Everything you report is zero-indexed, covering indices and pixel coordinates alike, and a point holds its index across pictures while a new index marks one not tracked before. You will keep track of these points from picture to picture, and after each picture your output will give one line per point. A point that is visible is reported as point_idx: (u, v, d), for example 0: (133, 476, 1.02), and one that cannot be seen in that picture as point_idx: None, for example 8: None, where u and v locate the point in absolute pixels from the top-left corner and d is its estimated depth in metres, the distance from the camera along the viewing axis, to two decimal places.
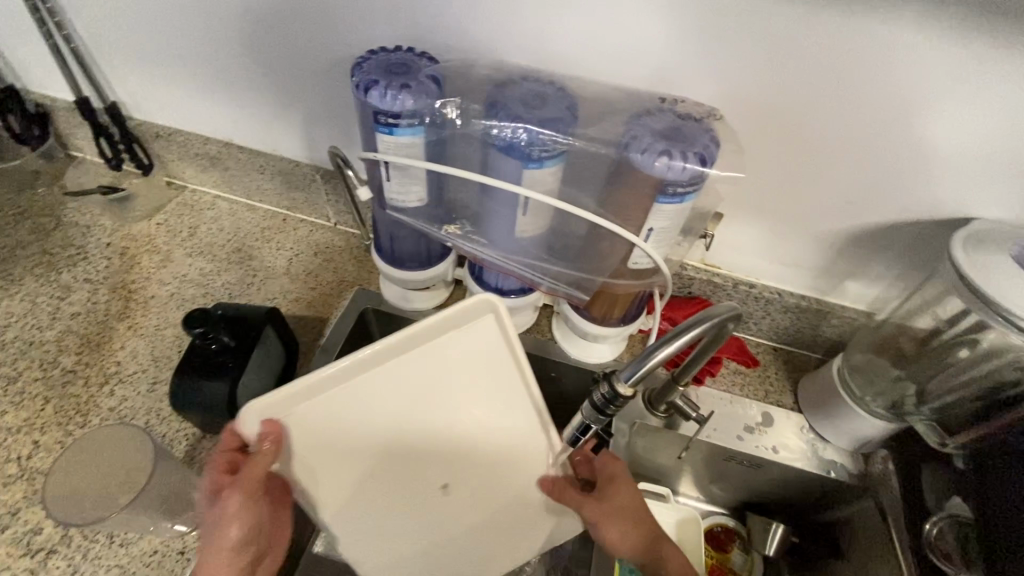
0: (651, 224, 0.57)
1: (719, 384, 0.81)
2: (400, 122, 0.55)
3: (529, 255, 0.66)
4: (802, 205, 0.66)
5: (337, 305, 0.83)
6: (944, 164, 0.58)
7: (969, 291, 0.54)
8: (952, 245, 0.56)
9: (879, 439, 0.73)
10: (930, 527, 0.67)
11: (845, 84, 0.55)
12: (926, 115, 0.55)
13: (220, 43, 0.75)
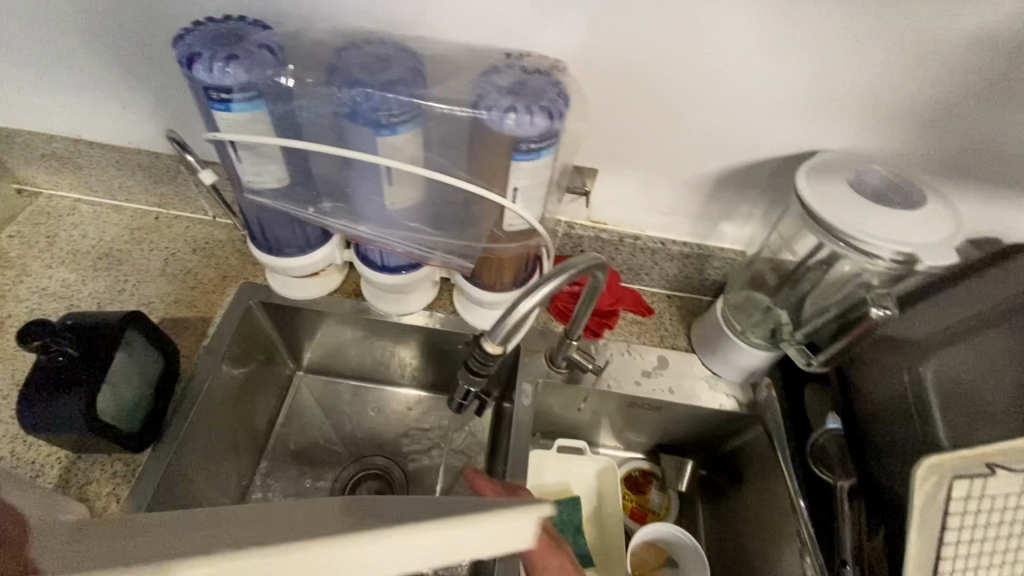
0: (514, 183, 0.56)
1: (617, 334, 0.85)
2: (234, 96, 0.52)
3: (405, 228, 0.64)
4: (668, 152, 0.68)
5: (222, 301, 0.79)
6: (785, 101, 0.61)
7: (813, 220, 0.57)
8: (796, 178, 0.58)
9: (763, 369, 0.78)
10: (816, 440, 0.72)
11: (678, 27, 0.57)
12: (758, 53, 0.58)
13: (47, 28, 0.68)
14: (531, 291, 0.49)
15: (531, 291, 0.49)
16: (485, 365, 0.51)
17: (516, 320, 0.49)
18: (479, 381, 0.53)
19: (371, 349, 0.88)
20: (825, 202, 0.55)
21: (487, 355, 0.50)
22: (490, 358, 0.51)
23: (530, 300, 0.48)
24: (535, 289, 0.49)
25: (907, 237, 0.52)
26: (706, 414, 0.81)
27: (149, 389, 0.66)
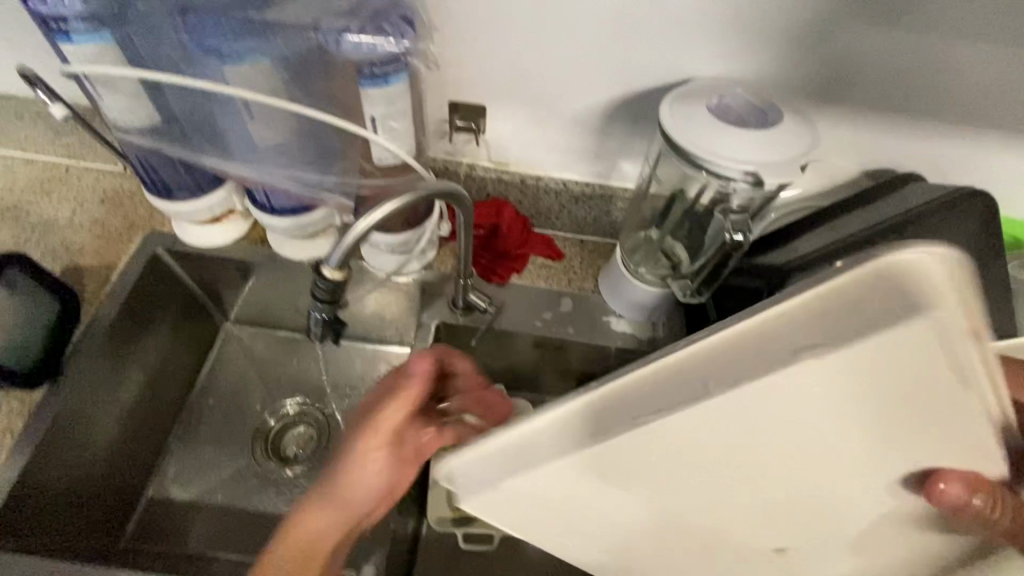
0: (370, 112, 0.56)
1: (527, 279, 0.85)
2: (72, 26, 0.51)
3: (280, 168, 0.62)
4: (551, 85, 0.68)
5: (127, 251, 0.81)
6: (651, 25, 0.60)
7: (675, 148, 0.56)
8: (661, 106, 0.57)
9: (660, 307, 0.78)
10: None
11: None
12: None
13: None
14: (373, 210, 0.49)
15: (364, 214, 0.49)
16: (332, 295, 0.52)
17: (352, 244, 0.49)
18: (334, 313, 0.54)
19: (287, 298, 0.89)
20: (680, 126, 0.55)
21: (330, 282, 0.51)
22: (336, 287, 0.52)
23: (368, 220, 0.49)
24: (369, 211, 0.49)
25: (754, 156, 0.52)
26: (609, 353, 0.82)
27: (42, 324, 0.71)
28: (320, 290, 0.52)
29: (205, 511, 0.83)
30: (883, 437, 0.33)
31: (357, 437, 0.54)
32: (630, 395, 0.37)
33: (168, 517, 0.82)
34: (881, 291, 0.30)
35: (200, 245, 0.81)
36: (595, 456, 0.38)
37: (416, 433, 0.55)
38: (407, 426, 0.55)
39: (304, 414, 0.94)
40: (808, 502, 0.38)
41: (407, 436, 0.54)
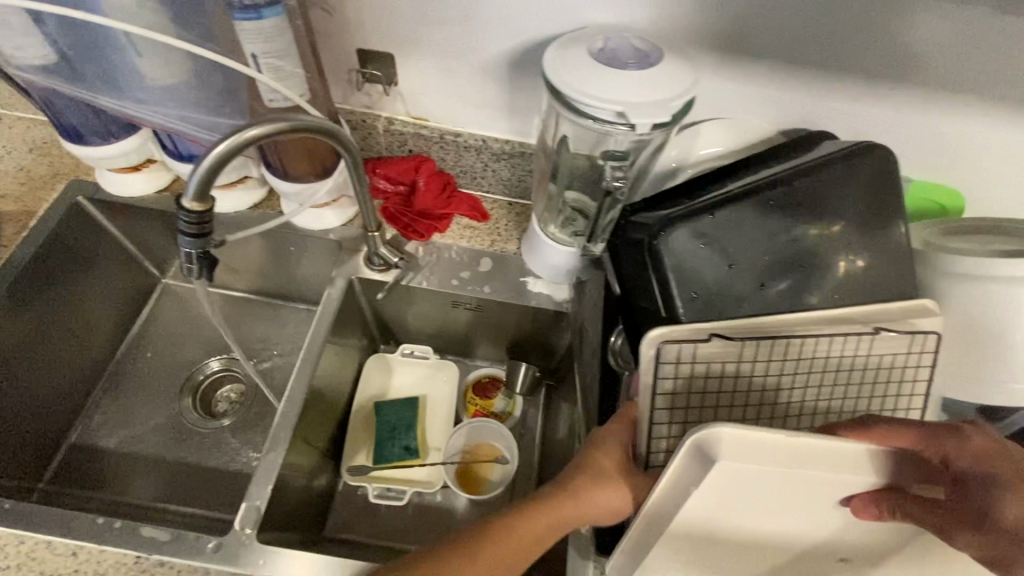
0: (249, 49, 0.56)
1: (448, 238, 0.84)
2: None
3: (171, 108, 0.62)
4: (455, 32, 0.67)
5: (47, 199, 0.82)
6: None
7: (557, 93, 0.55)
8: (546, 49, 0.56)
9: (576, 267, 0.78)
10: (613, 340, 0.70)
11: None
12: None
13: None
14: (235, 135, 0.50)
15: (223, 138, 0.50)
16: (196, 226, 0.52)
17: (209, 169, 0.50)
18: (205, 248, 0.54)
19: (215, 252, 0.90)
20: (558, 69, 0.53)
21: (190, 212, 0.51)
22: (199, 218, 0.52)
23: (228, 143, 0.50)
24: (229, 136, 0.50)
25: (623, 96, 0.51)
26: (526, 313, 0.82)
27: None
28: (185, 221, 0.52)
29: (118, 459, 0.83)
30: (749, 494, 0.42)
31: (511, 516, 0.55)
32: (653, 517, 0.47)
33: (83, 462, 0.82)
34: (692, 475, 0.41)
35: (120, 195, 0.82)
36: (688, 543, 0.49)
37: (592, 478, 0.55)
38: (604, 498, 0.54)
39: (227, 371, 0.93)
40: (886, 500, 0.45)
41: (609, 483, 0.54)
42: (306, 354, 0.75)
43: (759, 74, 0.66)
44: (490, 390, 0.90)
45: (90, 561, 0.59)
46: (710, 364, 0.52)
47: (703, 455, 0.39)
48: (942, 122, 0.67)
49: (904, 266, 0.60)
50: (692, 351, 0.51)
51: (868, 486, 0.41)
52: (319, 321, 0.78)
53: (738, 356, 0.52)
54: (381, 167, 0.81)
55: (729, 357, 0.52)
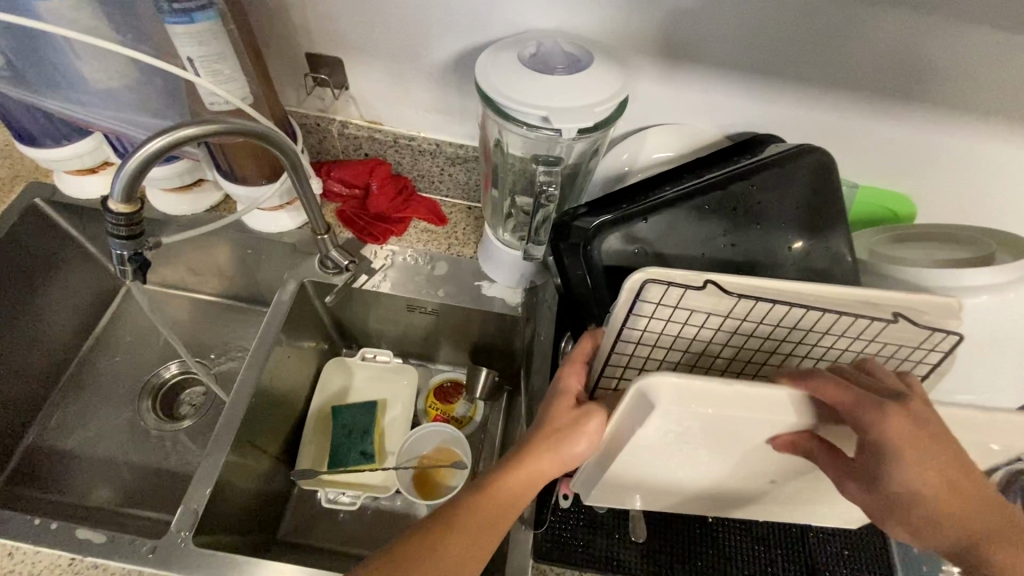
0: (185, 53, 0.56)
1: (405, 242, 0.84)
2: None
3: (115, 110, 0.63)
4: (400, 37, 0.67)
5: (6, 200, 0.82)
6: None
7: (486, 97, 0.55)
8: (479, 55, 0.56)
9: (530, 272, 0.77)
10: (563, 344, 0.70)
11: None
12: None
13: None
14: (169, 134, 0.50)
15: (156, 134, 0.50)
16: (129, 226, 0.52)
17: (139, 164, 0.50)
18: (137, 247, 0.54)
19: (175, 254, 0.90)
20: (486, 74, 0.54)
21: (122, 212, 0.51)
22: (131, 218, 0.52)
23: (160, 142, 0.50)
24: (162, 133, 0.50)
25: (547, 100, 0.51)
26: (480, 317, 0.81)
27: None
28: (113, 219, 0.52)
29: (76, 461, 0.83)
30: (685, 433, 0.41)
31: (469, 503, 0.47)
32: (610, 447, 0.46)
33: (41, 463, 0.82)
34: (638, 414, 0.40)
35: (76, 197, 0.82)
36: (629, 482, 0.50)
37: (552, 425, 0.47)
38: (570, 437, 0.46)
39: (185, 375, 0.93)
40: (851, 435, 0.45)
41: (575, 422, 0.46)
42: (253, 357, 0.75)
43: (701, 80, 0.66)
44: (452, 395, 0.90)
45: (25, 562, 0.59)
46: (700, 313, 0.46)
47: (646, 403, 0.39)
48: (887, 128, 0.67)
49: (845, 272, 0.59)
50: (680, 297, 0.46)
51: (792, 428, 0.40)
52: (268, 324, 0.78)
53: (727, 312, 0.46)
54: (337, 170, 0.81)
55: (717, 311, 0.46)
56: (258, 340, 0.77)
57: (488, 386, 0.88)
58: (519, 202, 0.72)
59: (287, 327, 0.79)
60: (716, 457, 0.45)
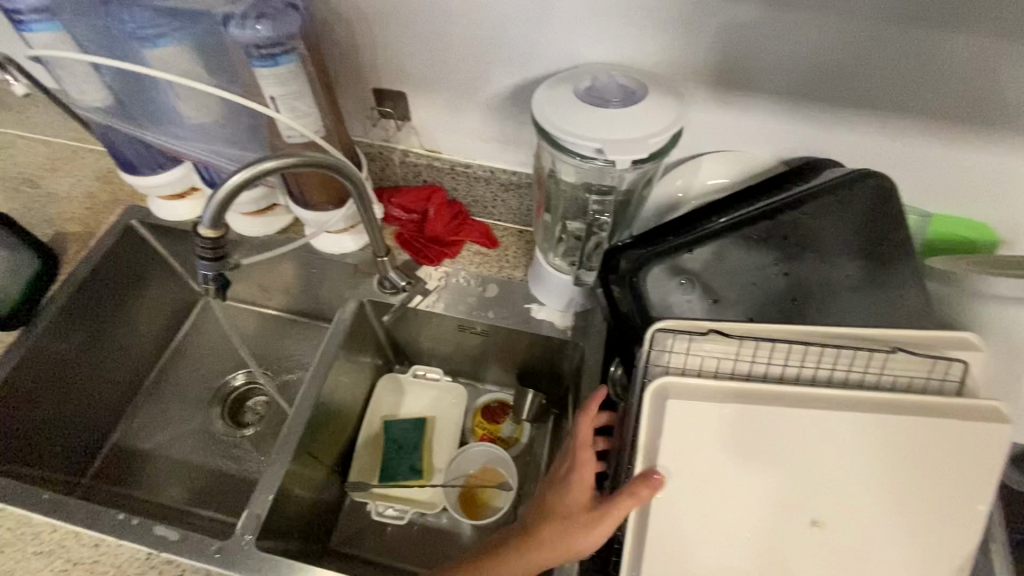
0: (268, 92, 0.62)
1: (458, 264, 0.87)
2: (28, 17, 0.61)
3: (209, 143, 0.70)
4: (460, 75, 0.71)
5: (107, 221, 0.91)
6: (539, 14, 0.62)
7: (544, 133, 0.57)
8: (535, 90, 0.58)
9: (579, 295, 0.78)
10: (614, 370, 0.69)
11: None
12: None
13: None
14: (251, 167, 0.56)
15: (240, 169, 0.55)
16: (215, 250, 0.57)
17: (227, 197, 0.55)
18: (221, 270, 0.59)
19: (247, 270, 0.97)
20: (543, 109, 0.55)
21: (210, 238, 0.57)
22: (218, 243, 0.57)
23: (245, 174, 0.55)
24: (244, 167, 0.55)
25: (602, 134, 0.52)
26: (529, 339, 0.83)
27: (25, 281, 0.80)
28: (202, 244, 0.57)
29: (155, 461, 0.90)
30: (699, 441, 0.51)
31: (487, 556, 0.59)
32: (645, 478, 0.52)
33: (124, 461, 0.90)
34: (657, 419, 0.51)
35: (166, 220, 0.90)
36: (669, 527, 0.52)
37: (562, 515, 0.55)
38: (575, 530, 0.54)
39: (250, 385, 0.99)
40: (844, 501, 0.51)
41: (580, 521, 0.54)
42: (314, 371, 0.79)
43: (758, 109, 0.66)
44: (499, 415, 0.91)
45: (110, 553, 0.64)
46: (711, 359, 0.52)
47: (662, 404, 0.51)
48: (959, 156, 0.64)
49: (913, 303, 0.56)
50: (688, 344, 0.52)
51: (782, 427, 0.50)
52: (328, 342, 0.82)
53: (737, 354, 0.52)
54: (396, 196, 0.85)
55: (727, 355, 0.52)
56: (319, 356, 0.81)
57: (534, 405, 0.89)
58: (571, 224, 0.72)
59: (346, 345, 0.83)
60: (735, 480, 0.52)
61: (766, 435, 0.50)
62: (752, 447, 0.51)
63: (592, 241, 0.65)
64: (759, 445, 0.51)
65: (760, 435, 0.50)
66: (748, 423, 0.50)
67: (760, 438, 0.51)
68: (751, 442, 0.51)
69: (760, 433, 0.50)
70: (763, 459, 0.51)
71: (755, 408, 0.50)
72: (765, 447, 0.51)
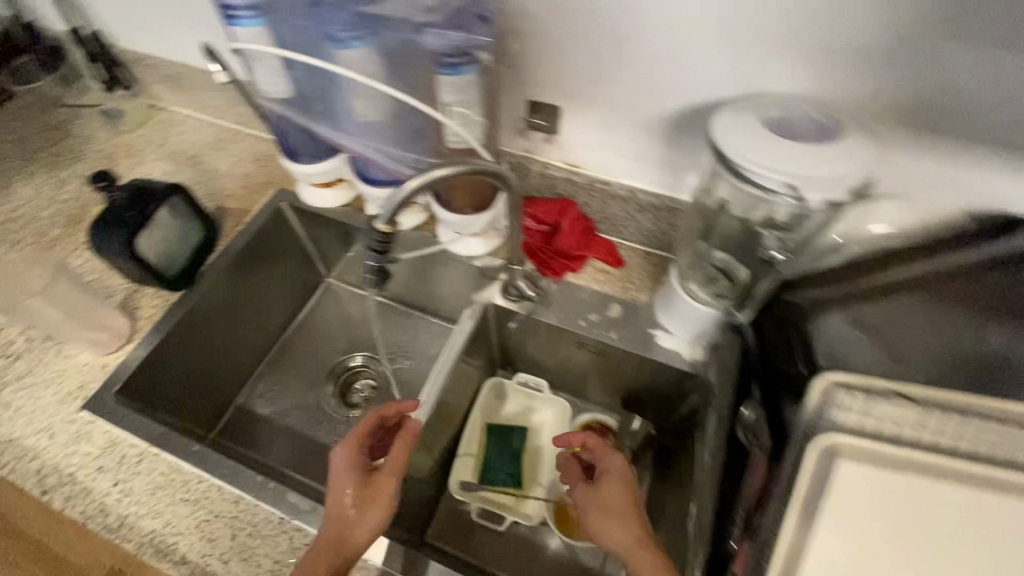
0: (444, 97, 0.64)
1: (582, 279, 0.86)
2: (241, 12, 0.66)
3: (374, 140, 0.74)
4: (621, 93, 0.71)
5: (260, 200, 0.99)
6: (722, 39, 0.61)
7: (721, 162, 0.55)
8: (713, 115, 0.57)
9: (712, 328, 0.75)
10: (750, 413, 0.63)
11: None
12: None
13: None
14: (425, 174, 0.59)
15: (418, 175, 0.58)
16: (384, 245, 0.61)
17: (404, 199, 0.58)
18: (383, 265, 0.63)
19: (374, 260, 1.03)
20: (728, 136, 0.54)
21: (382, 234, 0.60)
22: (386, 238, 0.60)
23: (422, 178, 0.58)
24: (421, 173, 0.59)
25: (795, 169, 0.50)
26: (649, 365, 0.81)
27: (191, 247, 0.87)
28: (375, 237, 0.60)
29: (276, 428, 0.96)
30: (864, 515, 0.47)
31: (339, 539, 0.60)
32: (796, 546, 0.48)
33: (248, 425, 0.97)
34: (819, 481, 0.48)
35: (312, 205, 0.96)
36: None
37: (381, 483, 0.63)
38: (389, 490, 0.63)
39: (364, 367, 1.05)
40: None
41: (365, 499, 0.62)
42: (438, 367, 0.82)
43: (952, 155, 0.61)
44: (600, 437, 0.90)
45: (246, 511, 0.68)
46: (887, 425, 0.48)
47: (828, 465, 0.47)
48: None
49: None
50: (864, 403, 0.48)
51: (968, 517, 0.45)
52: (450, 342, 0.84)
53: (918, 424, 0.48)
54: (531, 205, 0.86)
55: (907, 423, 0.48)
56: (441, 355, 0.83)
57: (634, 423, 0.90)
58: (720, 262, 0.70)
59: (465, 346, 0.85)
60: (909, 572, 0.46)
61: (948, 524, 0.45)
62: (933, 535, 0.45)
63: (766, 281, 0.69)
64: (940, 534, 0.45)
65: (943, 522, 0.45)
66: (928, 507, 0.46)
67: (943, 527, 0.45)
68: (932, 528, 0.45)
69: (943, 520, 0.45)
70: (945, 553, 0.45)
71: (937, 490, 0.45)
72: (947, 539, 0.45)
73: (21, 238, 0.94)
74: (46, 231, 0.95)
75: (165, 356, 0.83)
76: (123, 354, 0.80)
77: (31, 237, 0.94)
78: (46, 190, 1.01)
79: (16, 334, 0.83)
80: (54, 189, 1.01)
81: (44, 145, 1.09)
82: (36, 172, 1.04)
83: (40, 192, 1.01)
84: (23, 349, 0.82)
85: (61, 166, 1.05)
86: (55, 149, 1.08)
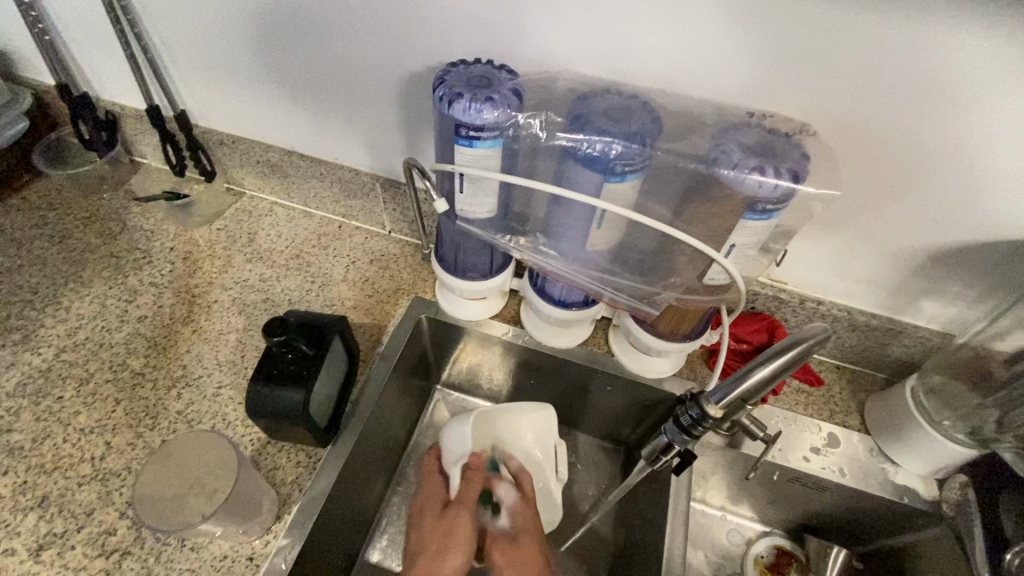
0: (733, 240, 0.55)
1: (782, 403, 0.79)
2: (482, 135, 0.54)
3: (598, 269, 0.64)
4: (873, 222, 0.66)
5: (393, 313, 0.85)
6: (1016, 189, 0.58)
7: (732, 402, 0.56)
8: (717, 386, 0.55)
9: (958, 466, 0.69)
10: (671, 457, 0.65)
11: (948, 105, 0.53)
12: (1001, 139, 0.54)
13: (285, 57, 0.75)
14: (765, 363, 0.51)
15: (761, 362, 0.52)
16: (698, 422, 0.57)
17: (743, 390, 0.53)
18: (689, 438, 0.59)
19: (518, 373, 0.88)
20: None
21: (705, 415, 0.55)
22: (705, 418, 0.56)
23: (767, 369, 0.51)
24: (765, 361, 0.52)
25: None
26: (877, 503, 0.73)
27: (339, 387, 0.71)
28: (687, 418, 0.58)
29: None
30: None
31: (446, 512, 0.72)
32: None
33: None
34: None
35: (459, 319, 0.83)
36: None
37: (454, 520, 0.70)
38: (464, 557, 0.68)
39: None
40: None
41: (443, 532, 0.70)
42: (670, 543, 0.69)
43: None
44: (785, 566, 0.82)
45: None
46: None
47: None
48: None
49: None
50: None
51: None
52: (676, 491, 0.73)
53: None
54: (731, 325, 0.76)
55: None
56: (672, 507, 0.72)
57: (822, 551, 0.82)
58: (1003, 405, 0.63)
59: (691, 493, 0.73)
60: None
61: None
62: None
63: None
64: None
65: None
66: None
67: None
68: None
69: None
70: None
71: None
72: None
73: (92, 374, 0.75)
74: (123, 363, 0.76)
75: (317, 534, 0.66)
76: (274, 541, 0.63)
77: (103, 371, 0.75)
78: (113, 305, 0.82)
79: (116, 516, 0.64)
80: (124, 303, 0.82)
81: (96, 242, 0.89)
82: (93, 280, 0.85)
83: (104, 308, 0.81)
84: (129, 536, 0.63)
85: (125, 272, 0.86)
86: (111, 249, 0.89)
